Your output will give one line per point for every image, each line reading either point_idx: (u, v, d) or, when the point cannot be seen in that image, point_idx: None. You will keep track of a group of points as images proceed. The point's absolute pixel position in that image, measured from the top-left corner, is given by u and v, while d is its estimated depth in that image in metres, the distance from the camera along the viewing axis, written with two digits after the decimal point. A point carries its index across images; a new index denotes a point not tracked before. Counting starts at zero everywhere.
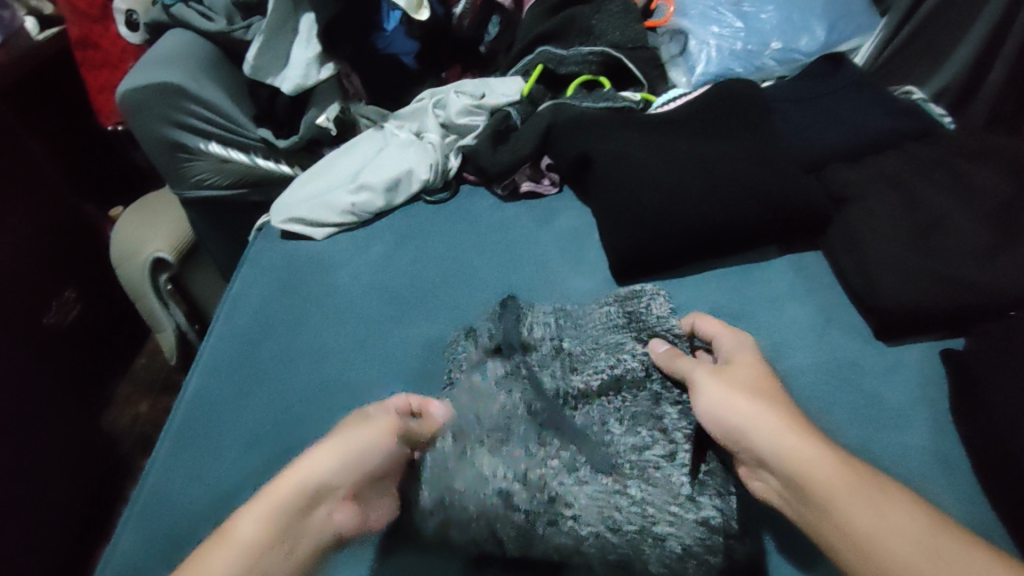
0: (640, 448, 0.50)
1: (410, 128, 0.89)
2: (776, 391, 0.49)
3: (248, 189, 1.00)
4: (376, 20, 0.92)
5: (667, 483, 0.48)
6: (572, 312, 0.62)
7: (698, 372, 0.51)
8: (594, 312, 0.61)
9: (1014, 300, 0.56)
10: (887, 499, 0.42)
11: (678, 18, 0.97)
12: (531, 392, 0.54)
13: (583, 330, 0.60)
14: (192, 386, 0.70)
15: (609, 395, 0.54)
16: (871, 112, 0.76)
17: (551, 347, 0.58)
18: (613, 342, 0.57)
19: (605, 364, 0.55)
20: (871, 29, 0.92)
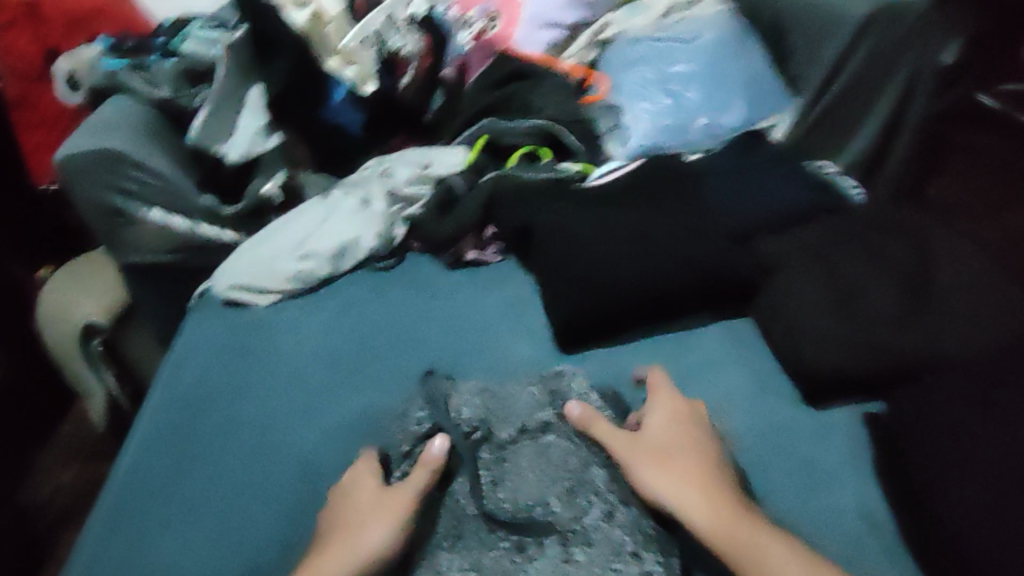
0: (576, 517, 0.53)
1: (357, 193, 0.89)
2: (689, 446, 0.55)
3: (186, 256, 0.96)
4: (325, 93, 0.95)
5: (609, 543, 0.52)
6: (499, 389, 0.65)
7: (612, 433, 0.56)
8: (518, 392, 0.64)
9: (925, 364, 0.61)
10: (785, 546, 0.47)
11: (613, 94, 1.04)
12: (470, 476, 0.57)
13: (510, 410, 0.62)
14: (121, 462, 0.66)
15: (545, 466, 0.57)
16: (789, 185, 0.82)
17: (485, 434, 0.60)
18: (539, 423, 0.61)
19: (533, 443, 0.59)
20: (785, 109, 1.00)
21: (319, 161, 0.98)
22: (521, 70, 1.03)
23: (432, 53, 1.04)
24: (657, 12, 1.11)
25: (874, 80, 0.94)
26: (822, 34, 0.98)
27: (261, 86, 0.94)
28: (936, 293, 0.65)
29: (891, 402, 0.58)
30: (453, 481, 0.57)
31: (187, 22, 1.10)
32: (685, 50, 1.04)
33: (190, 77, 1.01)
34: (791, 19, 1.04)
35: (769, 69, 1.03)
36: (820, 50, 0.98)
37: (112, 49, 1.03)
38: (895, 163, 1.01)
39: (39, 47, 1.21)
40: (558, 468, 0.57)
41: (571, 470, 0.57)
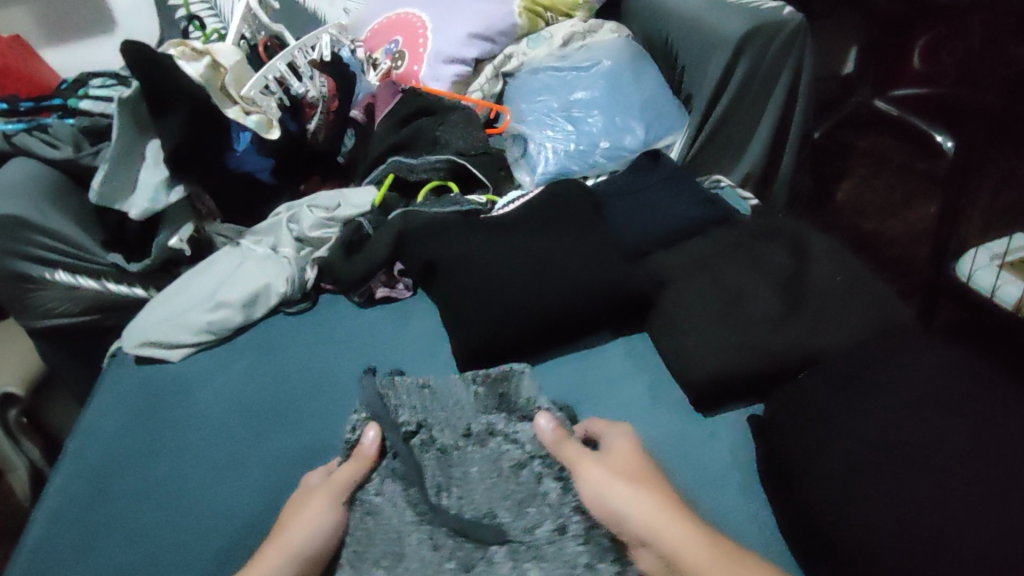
0: (531, 528, 0.56)
1: (267, 241, 0.91)
2: (648, 475, 0.54)
3: (101, 314, 0.97)
4: (228, 141, 0.94)
5: (563, 556, 0.53)
6: (441, 390, 0.66)
7: (582, 459, 0.55)
8: (459, 391, 0.65)
9: (802, 361, 0.65)
10: (727, 550, 0.48)
11: (517, 122, 1.08)
12: (414, 491, 0.59)
13: (450, 412, 0.64)
14: (29, 540, 0.66)
15: (495, 475, 0.60)
16: (682, 202, 0.86)
17: (422, 439, 0.63)
18: (483, 429, 0.63)
19: (488, 449, 0.62)
20: (680, 127, 1.04)
21: (229, 211, 0.97)
22: (426, 107, 1.05)
23: (340, 95, 1.07)
24: (557, 41, 1.16)
25: (758, 96, 1.00)
26: (704, 49, 0.99)
27: (158, 139, 0.91)
28: (808, 286, 0.70)
29: (767, 402, 0.63)
30: (400, 495, 0.59)
31: (88, 78, 1.10)
32: (584, 78, 1.09)
33: (93, 134, 1.00)
34: (677, 35, 1.05)
35: (665, 89, 1.07)
36: (705, 63, 0.99)
37: (11, 111, 1.01)
38: (786, 173, 1.07)
39: None
40: (507, 471, 0.60)
41: (522, 481, 0.59)
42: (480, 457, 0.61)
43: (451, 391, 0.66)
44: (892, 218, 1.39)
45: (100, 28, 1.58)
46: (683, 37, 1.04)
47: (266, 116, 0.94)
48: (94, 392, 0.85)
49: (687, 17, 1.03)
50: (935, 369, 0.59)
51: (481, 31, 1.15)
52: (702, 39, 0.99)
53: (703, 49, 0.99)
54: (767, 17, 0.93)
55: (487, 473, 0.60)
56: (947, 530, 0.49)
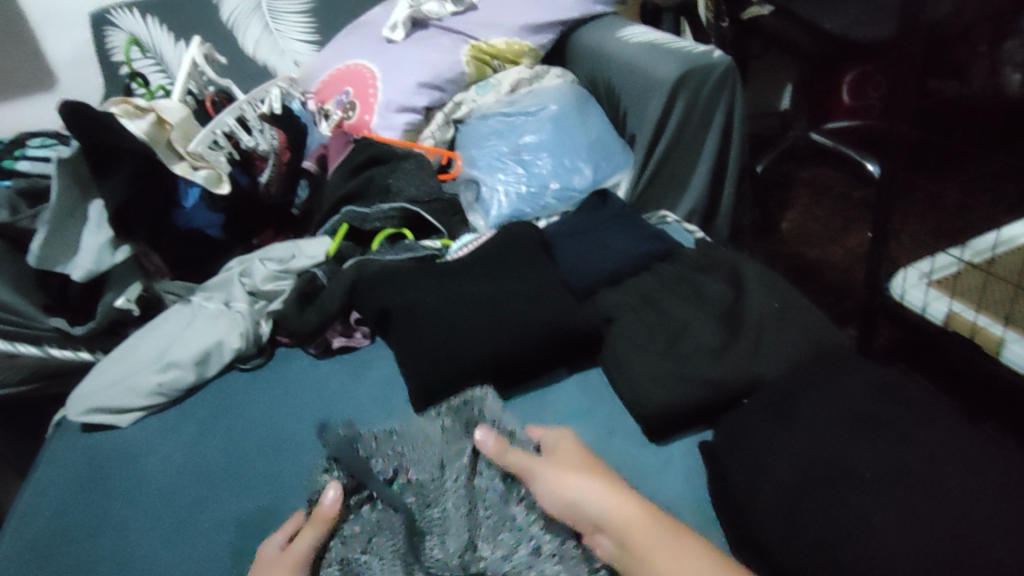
0: (509, 551, 0.57)
1: (219, 298, 0.90)
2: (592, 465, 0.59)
3: (43, 380, 0.93)
4: (175, 197, 0.93)
5: (542, 573, 0.55)
6: (412, 430, 0.66)
7: (526, 460, 0.60)
8: (427, 429, 0.66)
9: (745, 389, 0.66)
10: (686, 549, 0.51)
11: (468, 168, 1.11)
12: (394, 529, 0.59)
13: (422, 451, 0.64)
14: None
15: (468, 505, 0.61)
16: (631, 238, 0.88)
17: (402, 481, 0.63)
18: (450, 462, 0.63)
19: (456, 479, 0.62)
20: (626, 164, 1.07)
21: (177, 267, 0.95)
22: (376, 156, 1.06)
23: (290, 146, 1.07)
24: (504, 87, 1.21)
25: (696, 134, 1.04)
26: (644, 92, 1.03)
27: (101, 199, 0.88)
28: (748, 318, 0.71)
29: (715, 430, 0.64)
30: (382, 536, 0.59)
31: (27, 139, 1.07)
32: (531, 122, 1.13)
33: (30, 196, 0.97)
34: (620, 81, 1.10)
35: (608, 128, 1.12)
36: (645, 105, 1.02)
37: None
38: (727, 206, 1.11)
39: None
40: (473, 499, 0.61)
41: (489, 507, 0.60)
42: (453, 485, 0.62)
43: (426, 432, 0.66)
44: (831, 245, 1.44)
45: (41, 87, 1.56)
46: (625, 81, 1.08)
47: (216, 171, 0.93)
48: (35, 468, 0.81)
49: (629, 64, 1.08)
50: (869, 389, 0.62)
51: (429, 79, 1.18)
52: (642, 84, 1.03)
53: (642, 93, 1.03)
54: (701, 61, 0.98)
55: (460, 504, 0.61)
56: (880, 559, 0.49)
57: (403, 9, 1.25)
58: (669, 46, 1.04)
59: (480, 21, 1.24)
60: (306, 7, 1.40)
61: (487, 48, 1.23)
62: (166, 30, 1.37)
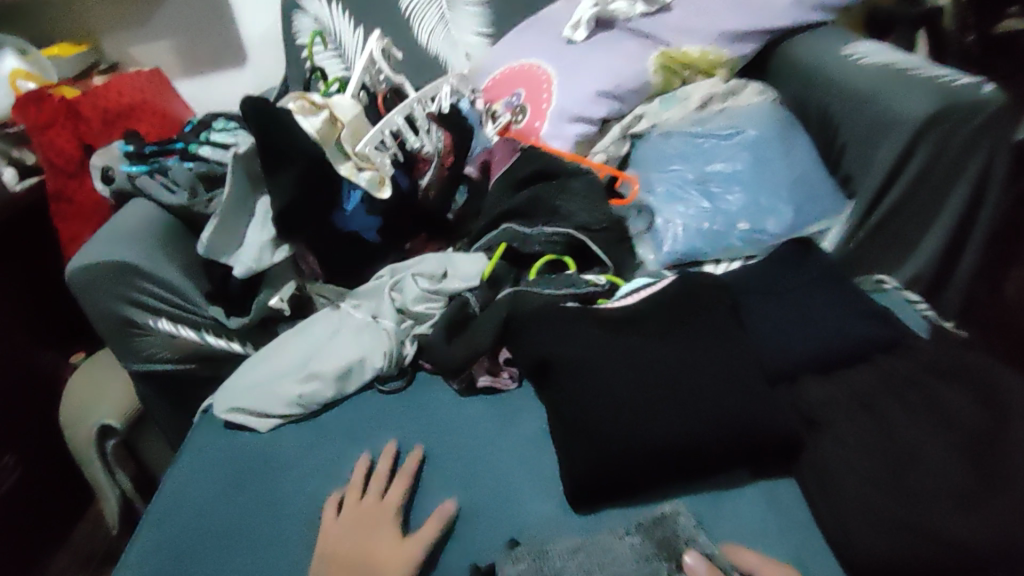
0: None
1: (366, 309, 0.86)
2: None
3: (200, 363, 0.95)
4: (337, 199, 0.90)
5: None
6: (596, 543, 0.58)
7: None
8: (619, 546, 0.57)
9: (1000, 563, 0.51)
10: None
11: (645, 194, 0.99)
12: None
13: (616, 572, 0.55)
14: None
15: None
16: (844, 312, 0.73)
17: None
18: None
19: None
20: (839, 212, 0.90)
21: (331, 271, 0.92)
22: (544, 169, 0.97)
23: (455, 150, 1.02)
24: (693, 102, 1.06)
25: (936, 189, 0.84)
26: (876, 134, 0.86)
27: (268, 197, 0.88)
28: (1010, 469, 0.56)
29: None
30: None
31: (211, 119, 1.10)
32: (725, 148, 0.98)
33: (208, 180, 0.99)
34: (842, 112, 0.93)
35: (818, 167, 0.94)
36: (874, 150, 0.87)
37: (133, 154, 1.03)
38: (962, 277, 0.90)
39: (77, 143, 1.29)
40: None
41: None
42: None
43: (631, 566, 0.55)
44: None
45: (233, 63, 1.64)
46: (849, 115, 0.91)
47: (379, 173, 0.88)
48: (178, 460, 0.81)
49: (855, 95, 0.90)
50: None
51: (610, 89, 1.08)
52: (873, 122, 0.86)
53: (872, 135, 0.87)
54: (962, 96, 0.78)
55: None
56: None
57: (587, 6, 1.13)
58: (917, 74, 0.85)
59: (673, 24, 1.11)
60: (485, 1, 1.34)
61: (678, 55, 1.09)
62: (347, 15, 1.36)
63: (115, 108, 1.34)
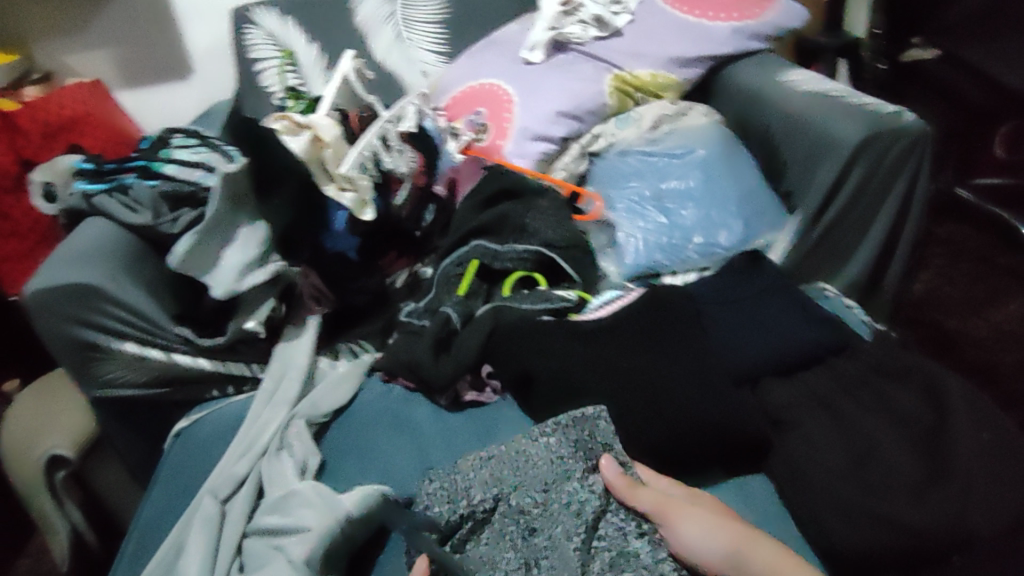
0: None
1: (298, 455, 0.76)
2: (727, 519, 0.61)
3: (170, 387, 0.92)
4: (325, 219, 0.94)
5: None
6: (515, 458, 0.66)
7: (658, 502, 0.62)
8: (545, 474, 0.65)
9: (957, 545, 0.58)
10: None
11: (606, 209, 1.05)
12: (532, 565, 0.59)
13: (538, 483, 0.64)
14: None
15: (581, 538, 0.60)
16: (794, 317, 0.80)
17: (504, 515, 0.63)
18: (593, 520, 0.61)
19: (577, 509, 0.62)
20: (783, 225, 0.99)
21: (331, 289, 0.95)
22: (511, 189, 1.02)
23: (426, 172, 1.06)
24: (646, 123, 1.13)
25: (869, 203, 0.94)
26: (813, 155, 0.95)
27: (262, 222, 0.88)
28: (954, 461, 0.61)
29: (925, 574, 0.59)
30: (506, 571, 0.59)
31: (169, 135, 1.09)
32: (678, 166, 1.05)
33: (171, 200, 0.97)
34: (782, 132, 1.02)
35: (762, 183, 1.03)
36: (811, 172, 0.96)
37: (93, 172, 1.02)
38: (892, 282, 1.00)
39: (14, 157, 1.23)
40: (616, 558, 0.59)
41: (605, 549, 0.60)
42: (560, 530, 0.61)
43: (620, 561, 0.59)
44: (974, 318, 1.30)
45: (175, 75, 1.60)
46: (789, 135, 1.00)
47: (361, 195, 0.91)
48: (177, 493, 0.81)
49: (795, 118, 0.99)
50: None
51: (569, 109, 1.14)
52: (813, 140, 0.95)
53: (809, 154, 0.96)
54: (887, 123, 0.88)
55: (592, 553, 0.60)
56: None
57: (542, 30, 1.19)
58: (847, 100, 0.95)
59: (623, 49, 1.18)
60: (438, 18, 1.37)
61: (631, 79, 1.17)
62: (301, 31, 1.36)
63: (57, 121, 1.29)
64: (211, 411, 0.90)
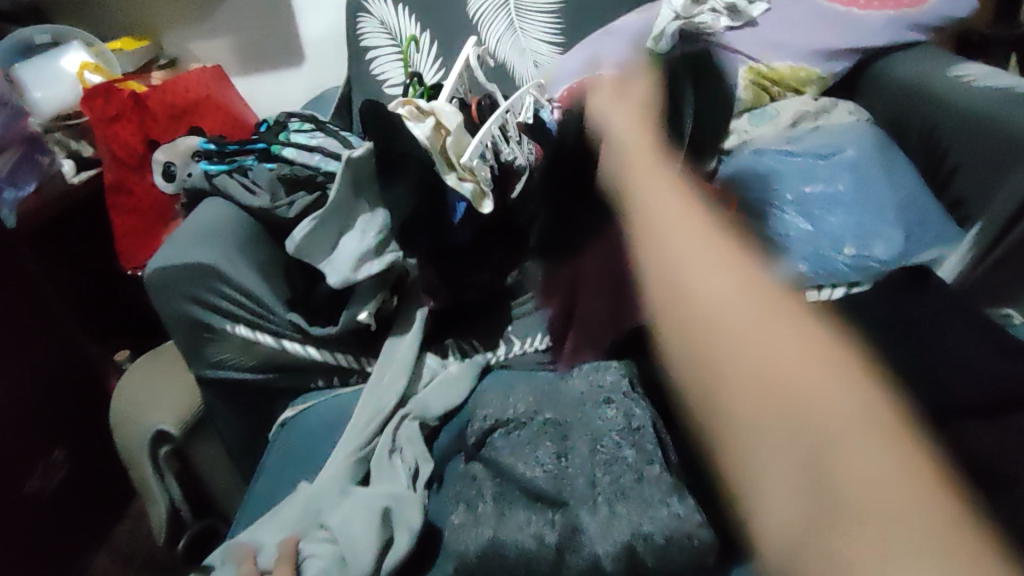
0: None
1: (408, 457, 0.70)
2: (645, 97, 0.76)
3: (276, 373, 0.90)
4: (444, 212, 0.85)
5: None
6: (554, 384, 0.69)
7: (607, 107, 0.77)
8: (596, 417, 0.63)
9: None
10: (723, 272, 0.47)
11: (743, 212, 0.91)
12: (520, 465, 0.61)
13: (568, 400, 0.66)
14: None
15: (600, 438, 0.61)
16: (978, 351, 0.68)
17: (540, 420, 0.65)
18: (667, 507, 0.55)
19: (662, 509, 0.54)
20: (959, 240, 0.86)
21: (441, 279, 0.89)
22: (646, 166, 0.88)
23: (544, 164, 1.01)
24: (784, 119, 1.03)
25: None
26: (999, 160, 0.82)
27: (384, 211, 0.84)
28: None
29: None
30: (496, 466, 0.62)
31: (287, 119, 1.08)
32: (825, 169, 0.94)
33: (288, 183, 0.96)
34: (958, 136, 0.89)
35: (926, 192, 0.91)
36: (998, 180, 0.83)
37: (215, 152, 1.02)
38: None
39: (141, 138, 1.26)
40: (646, 499, 0.56)
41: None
42: (587, 441, 0.61)
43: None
44: None
45: (290, 63, 1.61)
46: (967, 140, 0.87)
47: (481, 186, 0.84)
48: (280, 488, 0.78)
49: (976, 120, 0.86)
50: None
51: None
52: (999, 146, 0.82)
53: (996, 165, 0.83)
54: None
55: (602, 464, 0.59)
56: None
57: None
58: None
59: (760, 40, 1.10)
60: (557, 7, 1.30)
61: (768, 72, 1.07)
62: (413, 19, 1.32)
63: (181, 104, 1.31)
64: (319, 404, 0.88)
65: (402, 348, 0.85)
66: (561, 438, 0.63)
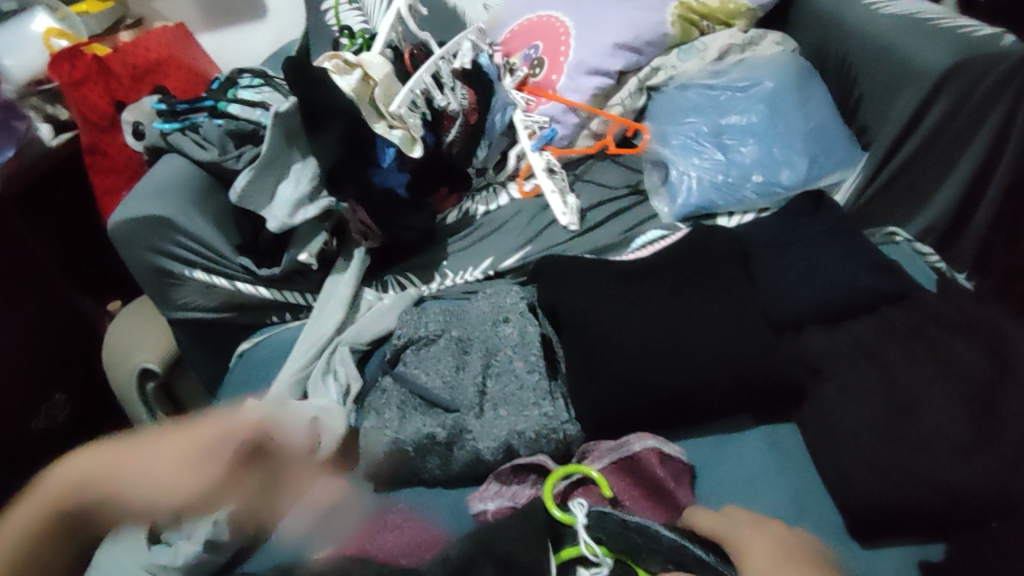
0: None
1: (341, 378, 0.79)
2: None
3: (235, 312, 1.00)
4: (375, 157, 0.92)
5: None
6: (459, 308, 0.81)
7: None
8: (493, 336, 0.76)
9: (988, 505, 0.56)
10: None
11: (661, 146, 1.01)
12: (426, 380, 0.74)
13: (471, 322, 0.78)
14: None
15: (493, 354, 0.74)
16: (849, 265, 0.76)
17: (446, 339, 0.77)
18: (543, 415, 0.68)
19: (541, 420, 0.68)
20: (854, 163, 0.92)
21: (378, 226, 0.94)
22: None
23: (479, 107, 1.04)
24: (711, 54, 1.06)
25: (955, 141, 0.87)
26: (894, 83, 0.88)
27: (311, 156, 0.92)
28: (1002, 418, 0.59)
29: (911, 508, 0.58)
30: (404, 383, 0.74)
31: (237, 76, 1.13)
32: (742, 100, 0.98)
33: (236, 137, 1.03)
34: (863, 64, 0.93)
35: (837, 118, 0.95)
36: (891, 101, 0.89)
37: (166, 110, 1.07)
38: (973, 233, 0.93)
39: (109, 99, 1.31)
40: (524, 403, 0.69)
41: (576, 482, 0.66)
42: (482, 358, 0.74)
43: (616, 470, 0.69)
44: None
45: (254, 17, 1.65)
46: (870, 67, 0.92)
47: (410, 132, 0.91)
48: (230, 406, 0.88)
49: (879, 46, 0.91)
50: None
51: (629, 40, 1.06)
52: (894, 71, 0.88)
53: (893, 88, 0.88)
54: (982, 48, 0.80)
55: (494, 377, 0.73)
56: None
57: None
58: (939, 23, 0.86)
59: None
60: None
61: (697, 6, 1.08)
62: None
63: (144, 65, 1.38)
64: (274, 334, 0.97)
65: (342, 281, 0.94)
66: (464, 355, 0.76)
